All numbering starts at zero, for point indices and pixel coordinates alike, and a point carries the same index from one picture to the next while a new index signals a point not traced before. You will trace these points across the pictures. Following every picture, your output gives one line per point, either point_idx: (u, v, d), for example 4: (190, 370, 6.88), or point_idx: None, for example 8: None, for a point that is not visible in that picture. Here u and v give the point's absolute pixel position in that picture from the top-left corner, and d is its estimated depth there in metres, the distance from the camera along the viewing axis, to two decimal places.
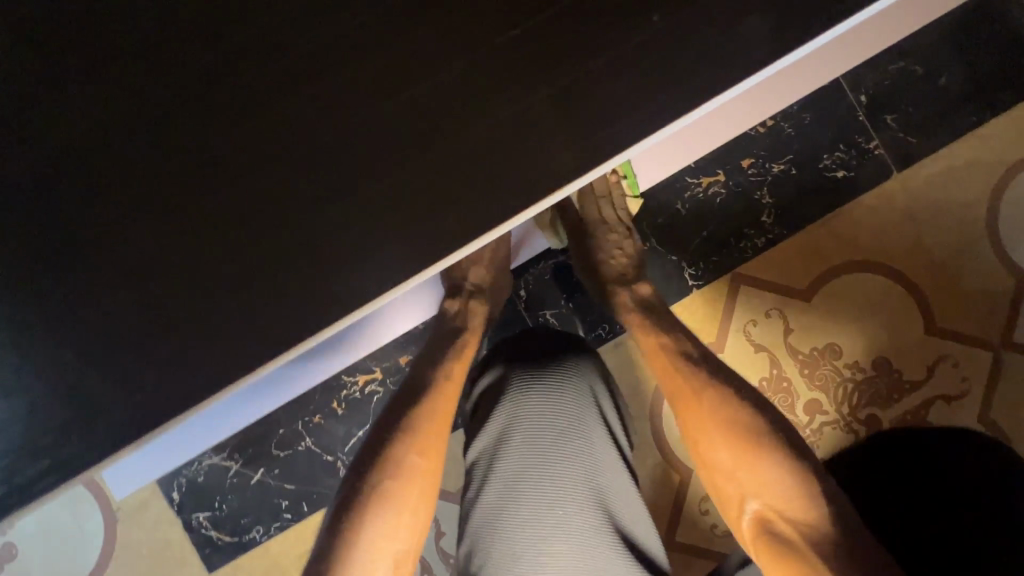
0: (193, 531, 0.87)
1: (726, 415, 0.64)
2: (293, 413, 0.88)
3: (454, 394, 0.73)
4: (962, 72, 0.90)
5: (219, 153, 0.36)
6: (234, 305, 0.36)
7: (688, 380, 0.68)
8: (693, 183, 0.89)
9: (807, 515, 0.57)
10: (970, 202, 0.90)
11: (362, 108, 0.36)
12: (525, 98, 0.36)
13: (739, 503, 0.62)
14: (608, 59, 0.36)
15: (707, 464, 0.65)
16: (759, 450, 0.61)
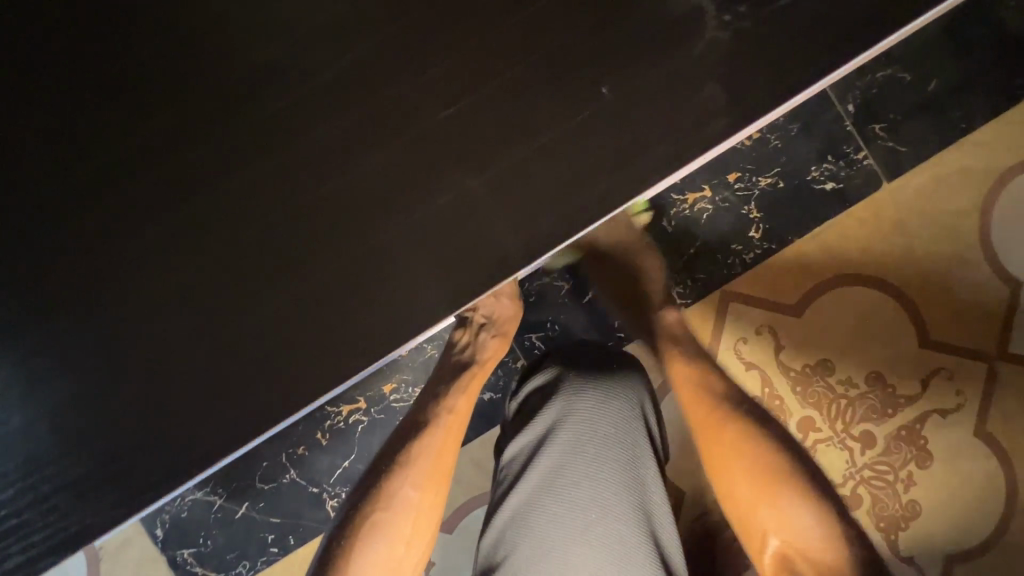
0: (178, 569, 0.86)
1: (751, 446, 0.63)
2: (278, 445, 0.86)
3: (457, 425, 0.70)
4: (951, 78, 0.88)
5: (213, 238, 0.41)
6: (229, 369, 0.41)
7: (720, 411, 0.66)
8: (679, 200, 0.87)
9: (831, 560, 0.56)
10: (961, 211, 0.88)
11: (336, 190, 0.41)
12: (475, 177, 0.41)
13: (761, 542, 0.60)
14: (553, 137, 0.41)
15: (727, 496, 0.63)
16: (789, 492, 0.59)
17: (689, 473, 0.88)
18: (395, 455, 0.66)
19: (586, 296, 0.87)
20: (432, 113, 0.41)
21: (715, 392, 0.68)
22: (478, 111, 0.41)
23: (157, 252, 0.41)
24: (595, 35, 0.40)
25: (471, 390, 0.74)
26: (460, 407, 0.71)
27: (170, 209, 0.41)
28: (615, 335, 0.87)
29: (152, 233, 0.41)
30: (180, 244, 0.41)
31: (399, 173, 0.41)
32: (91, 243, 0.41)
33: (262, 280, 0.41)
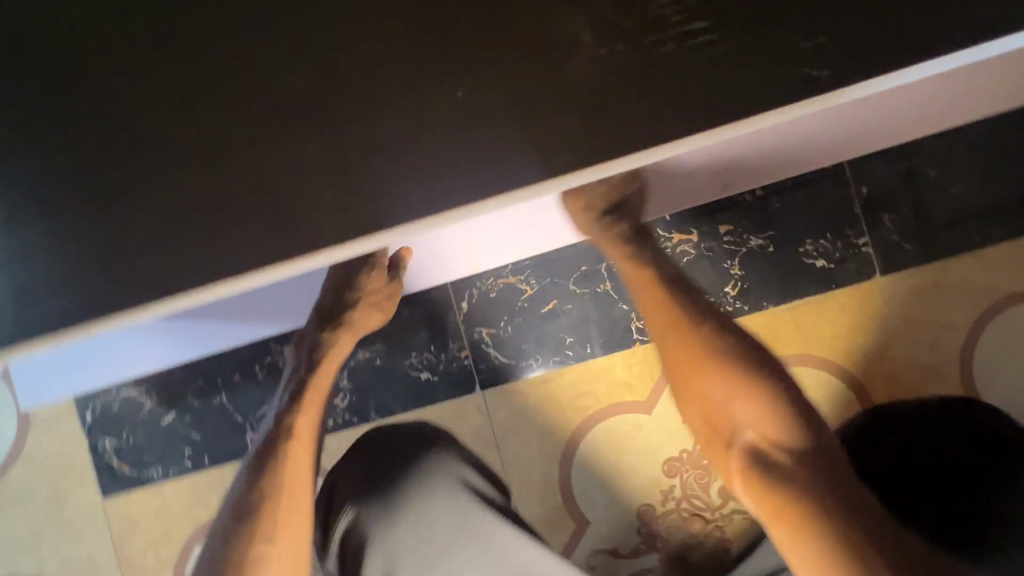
0: (98, 456, 0.89)
1: (718, 344, 0.64)
2: (216, 367, 0.89)
3: (303, 454, 0.65)
4: (977, 188, 0.84)
5: (125, 135, 0.39)
6: (105, 273, 0.40)
7: (671, 304, 0.68)
8: (664, 236, 0.85)
9: (795, 443, 0.59)
10: (950, 323, 0.85)
11: (252, 115, 0.38)
12: (398, 141, 0.38)
13: (730, 440, 0.62)
14: (489, 120, 0.37)
15: (697, 395, 0.65)
16: (753, 387, 0.62)
17: (599, 505, 0.87)
18: (245, 512, 0.61)
19: (545, 307, 0.86)
20: (369, 72, 0.38)
21: (676, 288, 0.69)
22: (416, 83, 0.37)
23: (62, 151, 0.40)
24: (560, 32, 0.37)
25: (314, 406, 0.69)
26: (304, 431, 0.66)
27: (89, 109, 0.40)
28: (564, 350, 0.87)
29: (64, 131, 0.40)
30: (87, 148, 0.40)
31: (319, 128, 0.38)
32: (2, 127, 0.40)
33: (159, 191, 0.39)
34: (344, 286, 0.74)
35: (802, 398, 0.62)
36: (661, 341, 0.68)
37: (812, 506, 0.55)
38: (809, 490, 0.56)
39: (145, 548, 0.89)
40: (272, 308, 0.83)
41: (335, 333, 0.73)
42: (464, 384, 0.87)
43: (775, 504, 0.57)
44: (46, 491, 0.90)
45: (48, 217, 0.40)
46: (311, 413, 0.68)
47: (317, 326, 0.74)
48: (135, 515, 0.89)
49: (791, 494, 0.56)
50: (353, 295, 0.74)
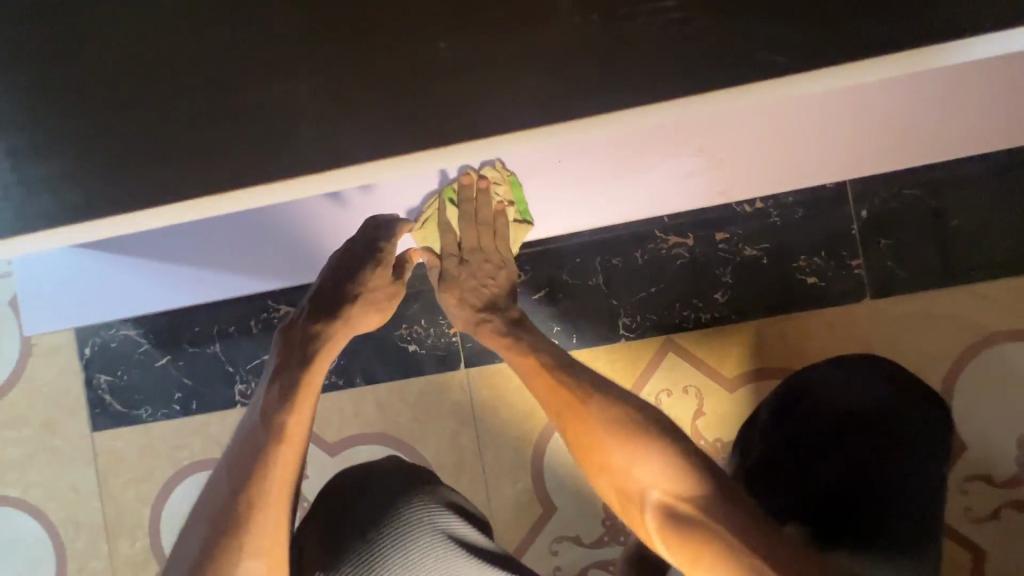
0: (92, 390, 0.92)
1: (607, 411, 0.62)
2: (214, 317, 0.92)
3: (292, 456, 0.63)
4: (977, 222, 0.85)
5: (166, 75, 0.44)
6: (142, 191, 0.46)
7: (556, 378, 0.66)
8: (659, 238, 0.87)
9: (702, 497, 0.56)
10: (935, 354, 0.85)
11: (281, 70, 0.43)
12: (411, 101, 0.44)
13: (641, 501, 0.59)
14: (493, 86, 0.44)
15: (601, 468, 0.62)
16: (648, 444, 0.59)
17: (567, 494, 0.88)
18: (229, 521, 0.58)
19: (536, 294, 0.88)
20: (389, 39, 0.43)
21: (552, 360, 0.68)
22: (430, 52, 0.43)
23: (112, 83, 0.45)
24: (558, 25, 0.43)
25: (305, 405, 0.66)
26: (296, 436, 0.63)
27: (135, 46, 0.44)
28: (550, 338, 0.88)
29: (112, 63, 0.45)
30: (135, 83, 0.45)
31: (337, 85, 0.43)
32: (49, 52, 0.44)
33: (194, 127, 0.45)
34: (346, 279, 0.72)
35: (696, 448, 0.60)
36: (557, 425, 0.65)
37: (732, 554, 0.52)
38: (724, 540, 0.53)
39: (127, 483, 0.92)
40: (270, 264, 0.85)
41: (330, 326, 0.71)
42: (449, 360, 0.89)
43: (696, 557, 0.54)
44: (39, 417, 0.93)
45: (98, 142, 0.45)
46: (302, 415, 0.65)
47: (310, 317, 0.72)
48: (121, 451, 0.93)
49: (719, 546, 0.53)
50: (352, 288, 0.72)
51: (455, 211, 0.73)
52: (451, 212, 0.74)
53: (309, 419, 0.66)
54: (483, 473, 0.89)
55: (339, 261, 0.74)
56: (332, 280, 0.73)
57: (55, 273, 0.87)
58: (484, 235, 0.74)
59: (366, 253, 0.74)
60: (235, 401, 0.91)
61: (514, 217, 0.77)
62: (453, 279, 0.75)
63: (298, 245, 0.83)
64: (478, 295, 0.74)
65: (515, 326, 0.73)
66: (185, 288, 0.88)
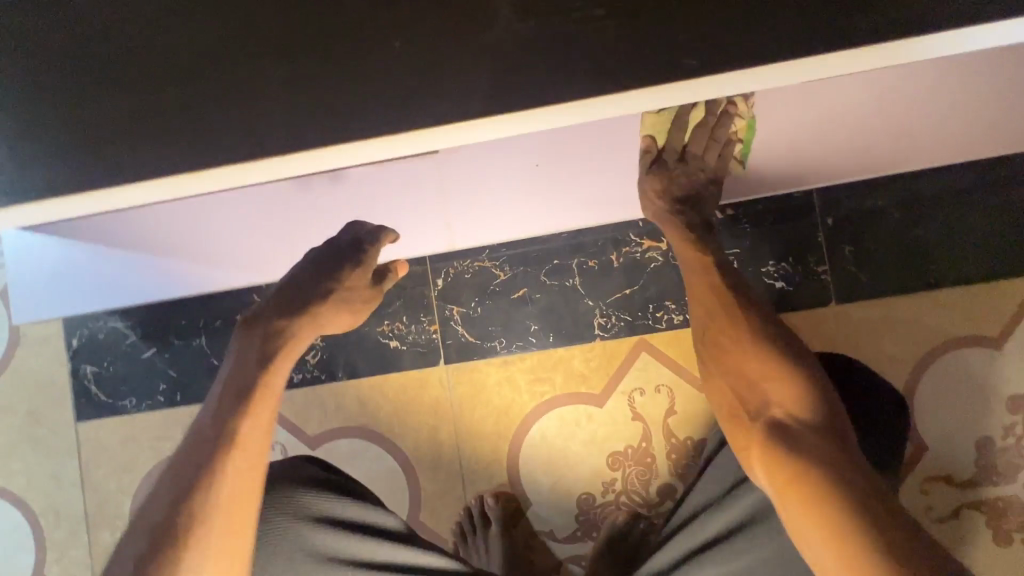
0: (77, 379, 0.94)
1: (761, 334, 0.68)
2: (201, 310, 0.94)
3: (244, 466, 0.60)
4: (937, 232, 0.89)
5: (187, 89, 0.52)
6: None
7: (715, 292, 0.73)
8: (635, 242, 0.90)
9: (819, 423, 0.60)
10: (897, 359, 0.89)
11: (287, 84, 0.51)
12: (393, 101, 0.51)
13: (757, 412, 0.63)
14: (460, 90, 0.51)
15: (734, 372, 0.68)
16: (790, 370, 0.64)
17: (542, 489, 0.90)
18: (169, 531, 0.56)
19: (515, 293, 0.91)
20: (375, 53, 0.51)
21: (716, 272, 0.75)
22: (410, 64, 0.51)
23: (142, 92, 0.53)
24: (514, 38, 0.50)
25: (268, 411, 0.65)
26: (252, 442, 0.62)
27: (161, 60, 0.52)
28: (528, 336, 0.91)
29: (142, 75, 0.53)
30: (160, 91, 0.52)
31: (332, 90, 0.51)
32: (93, 67, 0.53)
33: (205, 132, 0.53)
34: (322, 272, 0.74)
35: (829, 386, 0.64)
36: (705, 329, 0.73)
37: (830, 483, 0.54)
38: (829, 465, 0.55)
39: (109, 473, 0.94)
40: (259, 258, 0.87)
41: (295, 322, 0.71)
42: (430, 357, 0.92)
43: (789, 472, 0.56)
44: (23, 404, 0.95)
45: (133, 140, 0.53)
46: (260, 418, 0.64)
47: (277, 312, 0.72)
48: (104, 441, 0.94)
49: (812, 460, 0.56)
50: (325, 288, 0.74)
51: (698, 118, 0.75)
52: (697, 115, 0.75)
53: (268, 422, 0.64)
54: (460, 467, 0.91)
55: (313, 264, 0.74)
56: (305, 277, 0.74)
57: (42, 259, 0.89)
58: (707, 157, 0.79)
59: (346, 256, 0.76)
60: None
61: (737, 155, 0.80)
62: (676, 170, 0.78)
63: (291, 242, 0.85)
64: (679, 187, 0.79)
65: (704, 234, 0.78)
66: (166, 285, 0.90)
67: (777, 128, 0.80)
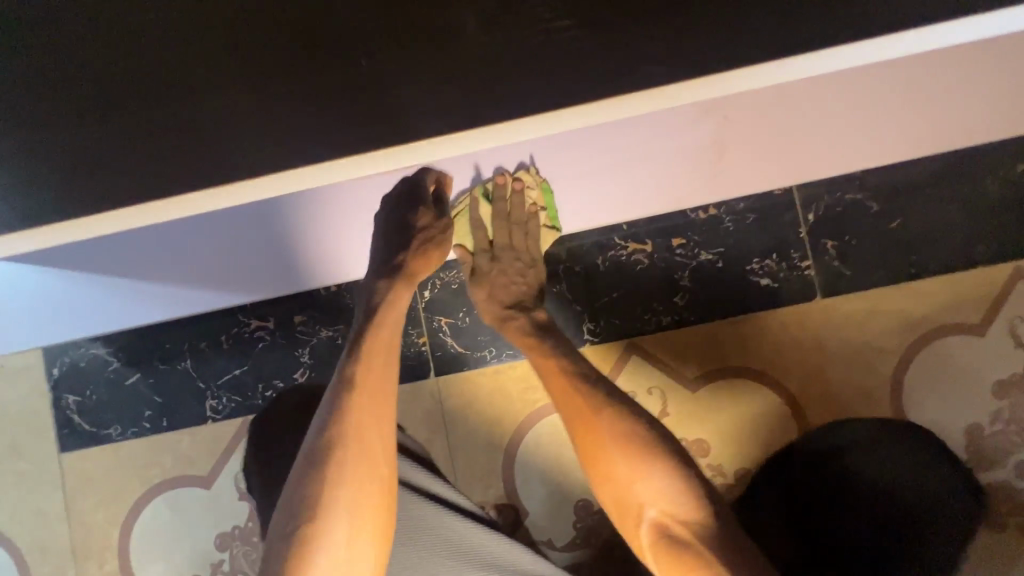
0: (59, 410, 0.92)
1: (618, 430, 0.65)
2: (185, 333, 0.93)
3: (374, 399, 0.65)
4: (916, 222, 0.90)
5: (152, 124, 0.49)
6: None
7: (569, 389, 0.69)
8: (619, 245, 0.91)
9: (695, 516, 0.61)
10: (883, 350, 0.90)
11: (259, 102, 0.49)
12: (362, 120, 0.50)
13: (640, 516, 0.64)
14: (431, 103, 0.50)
15: (604, 476, 0.66)
16: (657, 467, 0.63)
17: (538, 498, 0.90)
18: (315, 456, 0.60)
19: None
20: (343, 75, 0.49)
21: (565, 363, 0.71)
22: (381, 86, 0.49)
23: (95, 122, 0.50)
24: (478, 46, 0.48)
25: (384, 350, 0.69)
26: (371, 379, 0.65)
27: (116, 88, 0.50)
28: (517, 344, 0.91)
29: (94, 105, 0.50)
30: (117, 120, 0.50)
31: (304, 119, 0.50)
32: (42, 96, 0.50)
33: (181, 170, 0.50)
34: (404, 225, 0.70)
35: (692, 463, 0.65)
36: (569, 430, 0.69)
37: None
38: (717, 562, 0.58)
39: (96, 505, 0.91)
40: (244, 277, 0.86)
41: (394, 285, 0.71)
42: (420, 370, 0.91)
43: None
44: (4, 438, 0.92)
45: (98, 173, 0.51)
46: (381, 358, 0.68)
47: (381, 271, 0.72)
48: (89, 472, 0.92)
49: (699, 563, 0.59)
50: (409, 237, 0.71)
51: (489, 211, 0.76)
52: (488, 212, 0.76)
53: (388, 360, 0.68)
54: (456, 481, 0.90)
55: (392, 211, 0.71)
56: (391, 233, 0.71)
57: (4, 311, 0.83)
58: (515, 237, 0.78)
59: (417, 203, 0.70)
60: (207, 417, 0.92)
61: (545, 224, 0.80)
62: (486, 274, 0.78)
63: (274, 259, 0.85)
64: (504, 289, 0.78)
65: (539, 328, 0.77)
66: (155, 313, 0.89)
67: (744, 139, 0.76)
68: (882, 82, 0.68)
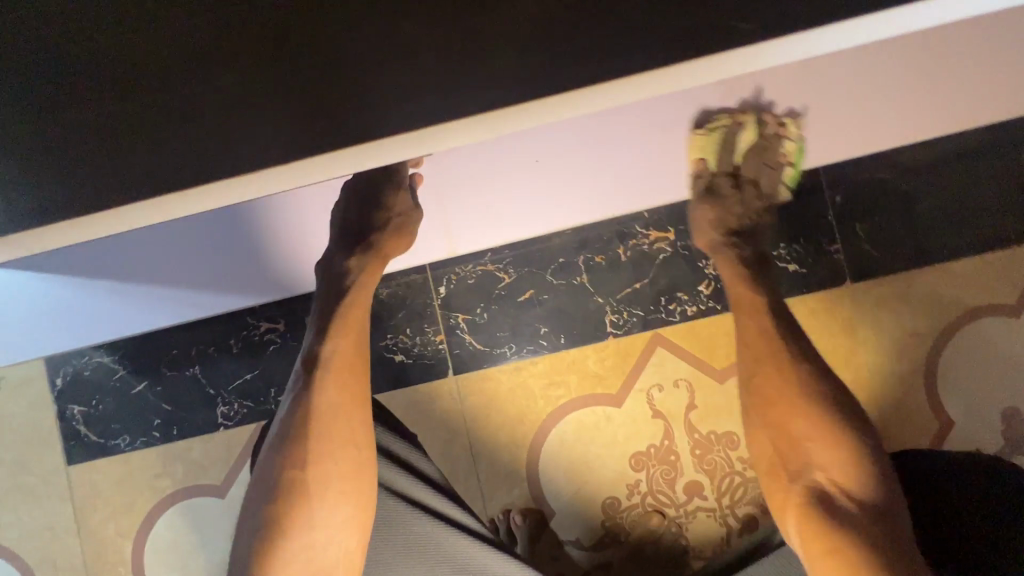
0: (64, 422, 0.89)
1: (809, 391, 0.64)
2: (192, 338, 0.89)
3: (342, 378, 0.66)
4: (949, 201, 0.87)
5: (128, 118, 0.43)
6: (95, 204, 0.43)
7: (766, 341, 0.68)
8: (641, 233, 0.87)
9: (862, 496, 0.59)
10: (916, 334, 0.87)
11: (243, 85, 0.42)
12: (368, 93, 0.42)
13: (797, 475, 0.63)
14: (454, 73, 0.41)
15: (774, 429, 0.65)
16: (838, 434, 0.62)
17: (564, 497, 0.87)
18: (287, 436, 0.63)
19: (522, 296, 0.87)
20: (348, 50, 0.41)
21: (767, 318, 0.69)
22: (394, 62, 0.41)
23: (65, 118, 0.43)
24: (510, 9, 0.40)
25: (353, 330, 0.70)
26: (338, 360, 0.67)
27: (85, 78, 0.42)
28: (538, 339, 0.87)
29: (64, 95, 0.42)
30: (91, 116, 0.43)
31: (306, 105, 0.42)
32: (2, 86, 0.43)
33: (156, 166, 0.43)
34: (372, 206, 0.72)
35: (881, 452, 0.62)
36: (749, 376, 0.69)
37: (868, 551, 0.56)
38: (865, 537, 0.57)
39: (106, 518, 0.88)
40: (258, 274, 0.84)
41: (365, 259, 0.73)
42: (437, 369, 0.88)
43: (828, 549, 0.57)
44: (7, 452, 0.89)
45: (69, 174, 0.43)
46: (349, 337, 0.69)
47: (346, 250, 0.73)
48: (98, 485, 0.89)
49: (853, 539, 0.57)
50: (386, 215, 0.72)
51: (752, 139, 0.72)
52: (750, 139, 0.72)
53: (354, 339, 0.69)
54: (479, 482, 0.88)
55: (361, 195, 0.71)
56: (358, 214, 0.72)
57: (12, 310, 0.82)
58: (762, 175, 0.76)
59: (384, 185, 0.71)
60: (219, 424, 0.89)
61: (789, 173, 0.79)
62: (717, 197, 0.75)
63: (289, 253, 0.83)
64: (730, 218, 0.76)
65: (755, 272, 0.73)
66: (161, 317, 0.86)
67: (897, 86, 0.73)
68: (958, 51, 0.68)
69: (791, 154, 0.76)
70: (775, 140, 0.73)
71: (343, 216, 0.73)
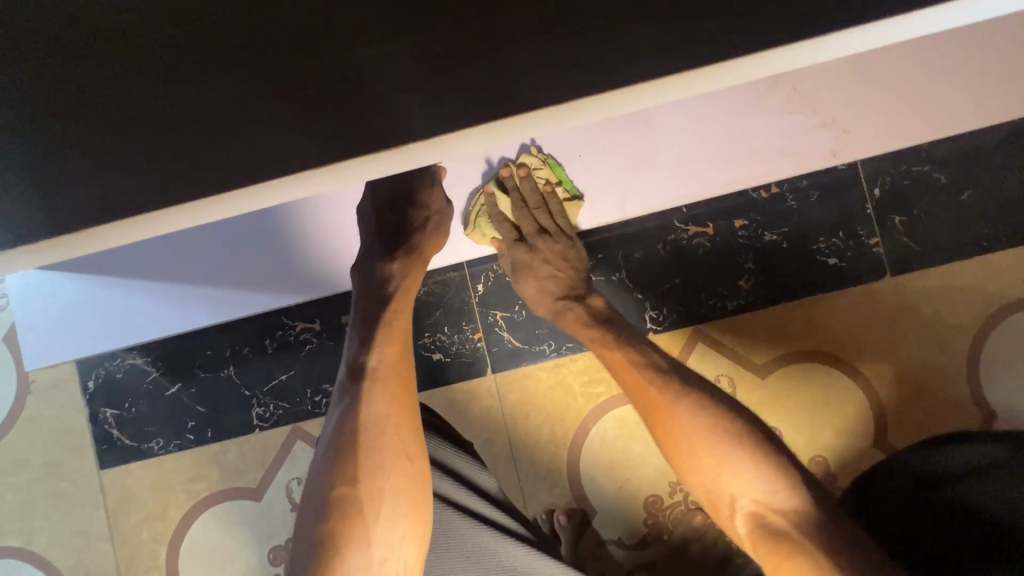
0: (96, 425, 0.87)
1: (702, 419, 0.64)
2: (226, 338, 0.87)
3: (389, 386, 0.65)
4: (988, 193, 0.86)
5: (139, 89, 0.35)
6: None
7: (649, 385, 0.68)
8: (681, 228, 0.86)
9: (788, 505, 0.60)
10: (955, 327, 0.86)
11: (280, 50, 0.34)
12: (431, 55, 0.34)
13: (731, 505, 0.63)
14: (539, 38, 0.34)
15: (691, 467, 0.65)
16: (744, 453, 0.62)
17: (606, 495, 0.86)
18: (337, 446, 0.62)
19: None
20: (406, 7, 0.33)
21: (651, 363, 0.70)
22: (476, 26, 0.34)
23: (66, 91, 0.35)
24: None
25: (398, 338, 0.68)
26: (384, 367, 0.66)
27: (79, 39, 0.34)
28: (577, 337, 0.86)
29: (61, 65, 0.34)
30: (92, 87, 0.34)
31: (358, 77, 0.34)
32: None
33: (178, 148, 0.35)
34: (410, 205, 0.74)
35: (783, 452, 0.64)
36: (649, 426, 0.68)
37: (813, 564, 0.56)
38: (807, 552, 0.57)
39: (140, 522, 0.87)
40: (301, 270, 0.84)
41: (408, 259, 0.72)
42: (476, 367, 0.87)
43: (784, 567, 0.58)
44: (39, 457, 0.88)
45: (89, 173, 0.36)
46: (397, 345, 0.68)
47: (385, 253, 0.72)
48: (132, 488, 0.87)
49: (793, 550, 0.58)
50: (423, 214, 0.74)
51: (506, 201, 0.81)
52: (506, 203, 0.81)
53: (399, 343, 0.68)
54: (519, 480, 0.87)
55: (400, 194, 0.73)
56: (394, 215, 0.73)
57: (65, 303, 0.84)
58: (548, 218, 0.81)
59: (419, 184, 0.74)
60: (254, 426, 0.87)
61: (563, 197, 0.82)
62: (526, 268, 0.79)
63: (328, 250, 0.83)
64: (550, 277, 0.78)
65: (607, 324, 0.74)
66: (198, 316, 0.85)
67: (893, 82, 0.80)
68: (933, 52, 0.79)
69: (554, 180, 0.81)
70: (516, 185, 0.81)
71: (374, 220, 0.74)
